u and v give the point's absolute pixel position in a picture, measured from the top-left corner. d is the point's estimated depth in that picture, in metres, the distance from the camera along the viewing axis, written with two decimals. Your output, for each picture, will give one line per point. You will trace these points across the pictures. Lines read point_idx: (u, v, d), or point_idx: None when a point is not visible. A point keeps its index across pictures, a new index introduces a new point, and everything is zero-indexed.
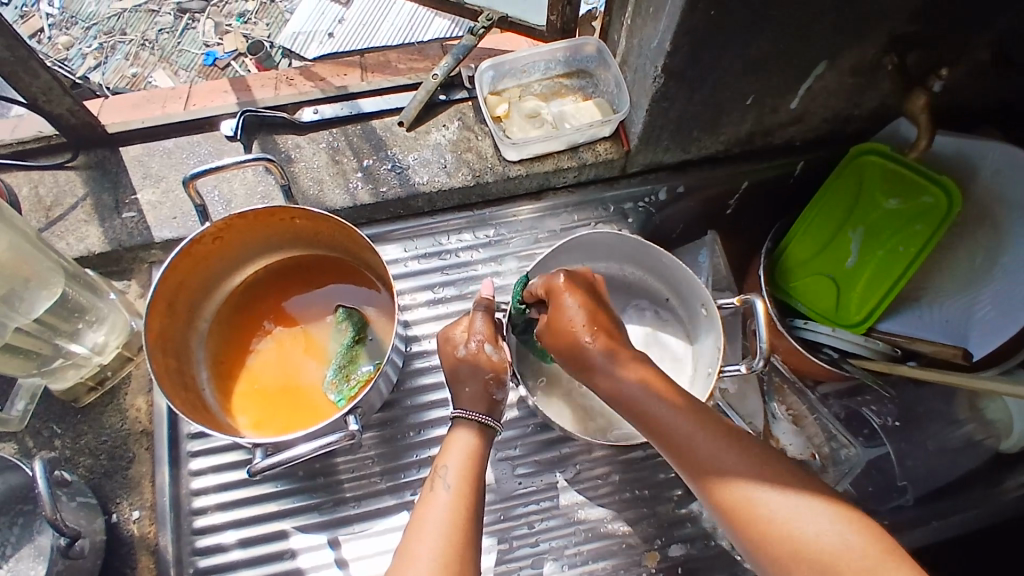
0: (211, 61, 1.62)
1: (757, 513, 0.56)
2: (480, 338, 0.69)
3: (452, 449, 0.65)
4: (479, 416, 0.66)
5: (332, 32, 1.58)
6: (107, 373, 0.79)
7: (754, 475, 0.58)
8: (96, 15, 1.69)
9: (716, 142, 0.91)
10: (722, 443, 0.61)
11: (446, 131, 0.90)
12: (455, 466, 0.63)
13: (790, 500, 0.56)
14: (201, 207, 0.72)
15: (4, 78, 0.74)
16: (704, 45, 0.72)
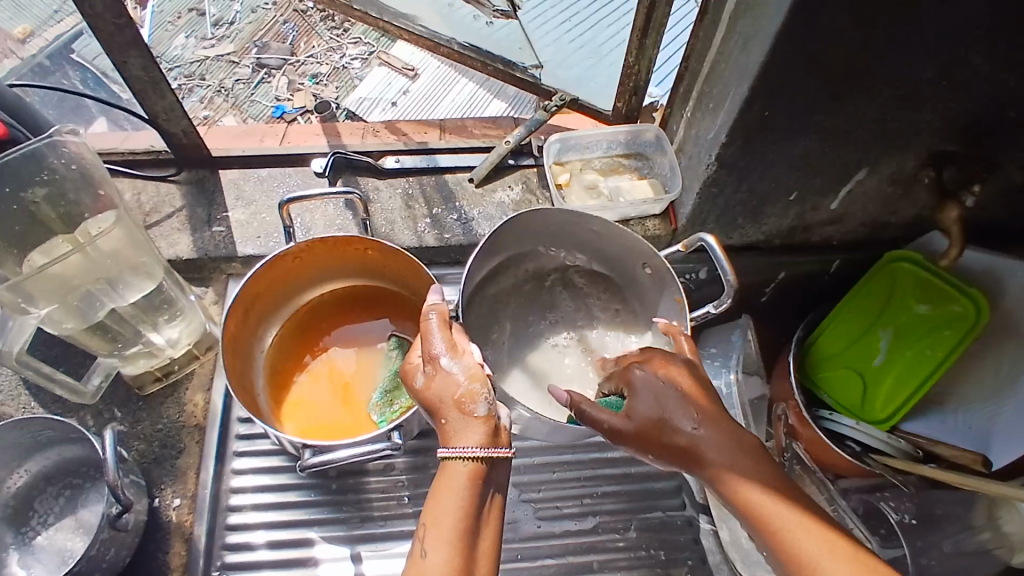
0: (278, 114, 1.60)
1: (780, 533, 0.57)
2: (437, 355, 0.62)
3: (437, 500, 0.57)
4: (470, 449, 0.58)
5: (395, 103, 1.60)
6: (174, 367, 0.86)
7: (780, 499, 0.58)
8: (177, 58, 1.71)
9: (757, 231, 0.98)
10: (742, 465, 0.60)
11: (511, 192, 0.99)
12: (448, 504, 0.56)
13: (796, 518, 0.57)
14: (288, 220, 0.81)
15: (137, 97, 0.85)
16: (757, 138, 0.80)
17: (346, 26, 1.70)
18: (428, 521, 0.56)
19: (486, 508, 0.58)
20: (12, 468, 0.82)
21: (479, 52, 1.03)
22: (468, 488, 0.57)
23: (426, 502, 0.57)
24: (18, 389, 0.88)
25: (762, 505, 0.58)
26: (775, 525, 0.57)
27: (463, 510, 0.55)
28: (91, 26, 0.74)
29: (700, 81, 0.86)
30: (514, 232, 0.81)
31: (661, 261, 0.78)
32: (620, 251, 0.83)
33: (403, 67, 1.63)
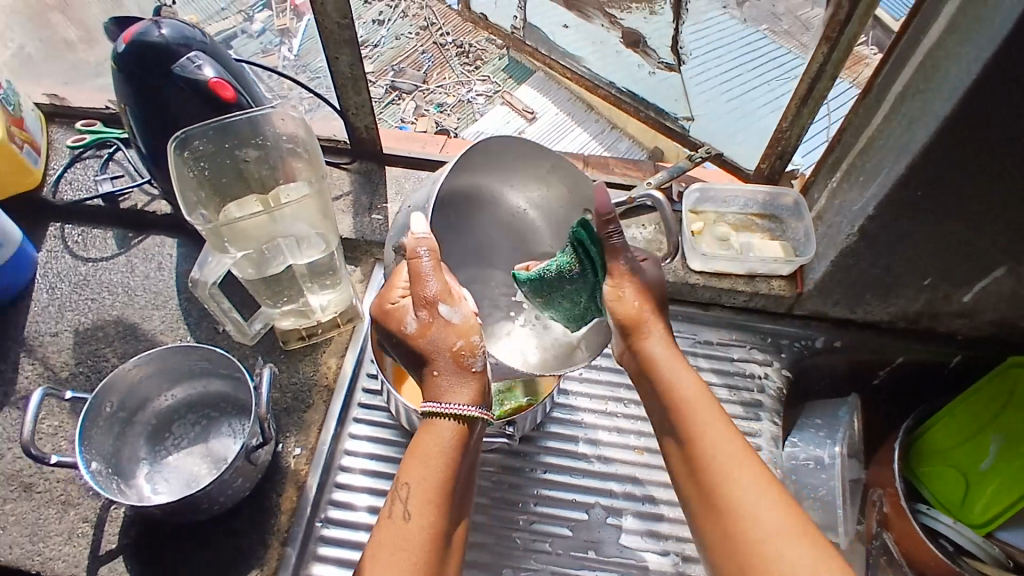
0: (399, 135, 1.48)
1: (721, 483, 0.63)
2: (433, 300, 0.67)
3: (418, 457, 0.65)
4: (463, 406, 0.66)
5: None
6: (317, 330, 0.95)
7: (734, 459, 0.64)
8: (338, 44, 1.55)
9: (882, 310, 0.98)
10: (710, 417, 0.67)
11: (643, 231, 1.04)
12: (423, 471, 0.64)
13: (743, 478, 0.62)
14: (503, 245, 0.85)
15: (337, 89, 0.96)
16: (903, 216, 0.82)
17: (479, 63, 1.57)
18: (408, 479, 0.64)
19: (463, 464, 0.67)
20: (163, 389, 0.89)
21: (635, 98, 1.11)
22: (453, 447, 0.65)
23: (405, 462, 0.66)
24: (181, 322, 0.98)
25: (711, 438, 0.65)
26: (712, 466, 0.64)
27: (448, 469, 0.64)
28: (320, 22, 0.86)
29: (852, 155, 0.89)
30: (474, 158, 0.80)
31: (587, 180, 0.79)
32: (549, 174, 0.83)
33: (523, 108, 1.51)
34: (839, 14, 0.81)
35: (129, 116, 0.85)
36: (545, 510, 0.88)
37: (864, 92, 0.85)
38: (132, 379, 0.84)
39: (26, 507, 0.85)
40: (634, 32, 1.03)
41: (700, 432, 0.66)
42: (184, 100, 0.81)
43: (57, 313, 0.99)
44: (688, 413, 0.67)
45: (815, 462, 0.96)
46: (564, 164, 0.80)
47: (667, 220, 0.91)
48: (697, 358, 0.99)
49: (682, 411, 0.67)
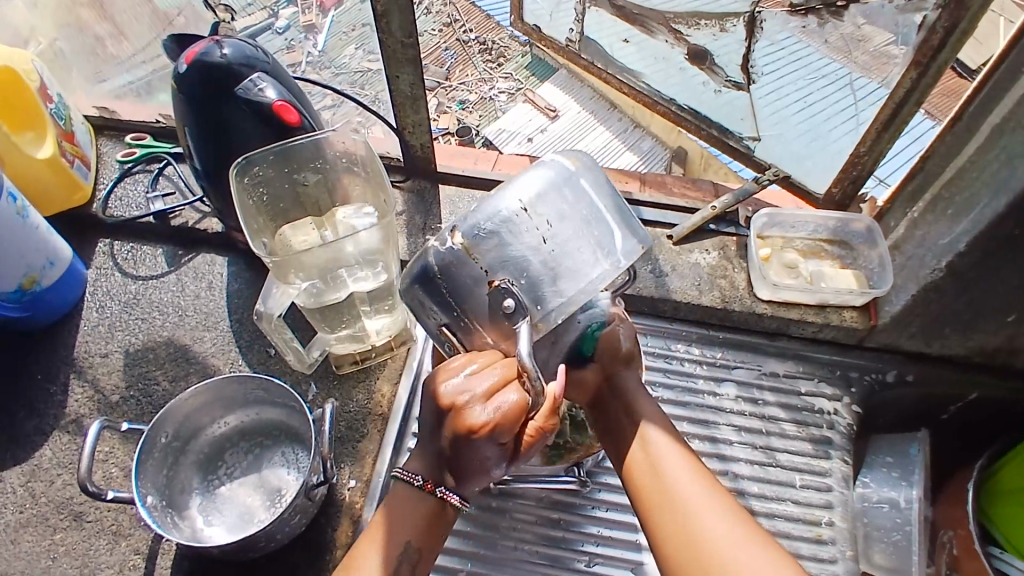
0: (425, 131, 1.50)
1: (683, 517, 0.56)
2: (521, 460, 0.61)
3: (400, 521, 0.60)
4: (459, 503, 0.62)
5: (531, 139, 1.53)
6: (372, 354, 0.92)
7: (700, 493, 0.58)
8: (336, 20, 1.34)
9: (959, 345, 0.94)
10: (675, 455, 0.61)
11: (707, 256, 1.00)
12: (412, 538, 0.60)
13: (708, 512, 0.56)
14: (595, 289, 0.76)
15: (394, 107, 0.94)
16: (997, 255, 0.77)
17: (501, 60, 1.60)
18: (417, 541, 0.60)
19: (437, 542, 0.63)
20: (217, 416, 0.87)
21: (697, 116, 1.08)
22: (437, 531, 0.61)
23: (387, 517, 0.61)
24: (232, 345, 0.96)
25: (685, 485, 0.59)
26: (671, 504, 0.58)
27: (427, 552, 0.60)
28: (383, 40, 0.84)
29: (937, 185, 0.84)
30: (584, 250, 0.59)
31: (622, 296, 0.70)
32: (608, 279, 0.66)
33: (546, 106, 1.56)
34: (932, 39, 0.76)
35: (187, 137, 0.83)
36: (607, 551, 0.84)
37: (953, 121, 0.81)
38: (186, 408, 0.82)
39: (77, 537, 0.83)
40: (700, 48, 0.99)
41: (663, 471, 0.60)
42: (245, 122, 0.78)
43: (107, 334, 0.98)
44: (655, 451, 0.62)
45: (889, 505, 0.92)
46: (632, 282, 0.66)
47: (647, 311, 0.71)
48: (762, 391, 0.95)
49: (655, 468, 0.61)
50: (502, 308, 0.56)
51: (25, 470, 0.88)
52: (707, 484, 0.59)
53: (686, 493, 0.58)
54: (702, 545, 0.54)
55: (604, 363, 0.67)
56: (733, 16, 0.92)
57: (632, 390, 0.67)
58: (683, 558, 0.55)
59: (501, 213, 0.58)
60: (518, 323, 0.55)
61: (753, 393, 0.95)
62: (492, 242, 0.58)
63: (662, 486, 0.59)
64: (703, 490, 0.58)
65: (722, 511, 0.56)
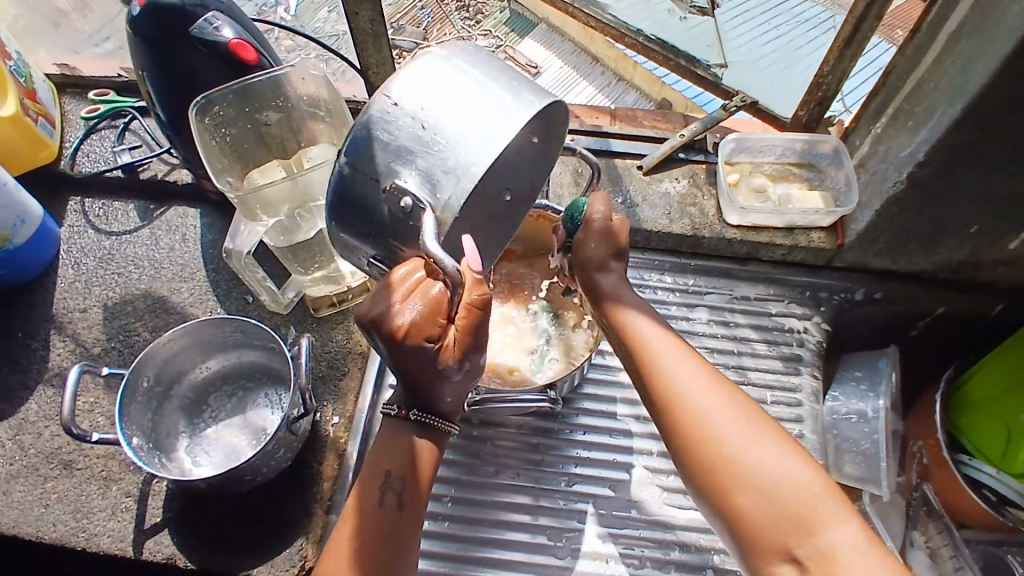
0: None
1: (681, 399, 0.65)
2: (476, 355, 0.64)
3: (389, 454, 0.66)
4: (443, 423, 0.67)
5: None
6: (348, 295, 0.92)
7: (697, 378, 0.66)
8: None
9: (925, 261, 0.96)
10: (670, 346, 0.69)
11: (676, 184, 1.01)
12: (398, 464, 0.65)
13: (705, 394, 0.64)
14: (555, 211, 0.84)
15: (357, 46, 0.93)
16: (956, 166, 0.79)
17: (479, 17, 1.50)
18: (395, 468, 0.65)
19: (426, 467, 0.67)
20: (198, 360, 0.88)
21: (665, 46, 1.04)
22: (417, 456, 0.66)
23: (375, 455, 0.67)
24: (210, 294, 0.97)
25: (680, 372, 0.66)
26: (669, 390, 0.65)
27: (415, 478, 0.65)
28: None
29: (898, 99, 0.85)
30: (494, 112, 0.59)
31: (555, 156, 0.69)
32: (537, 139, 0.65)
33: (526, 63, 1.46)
34: None
35: (146, 83, 0.82)
36: (586, 471, 0.87)
37: (913, 32, 0.81)
38: (167, 353, 0.84)
39: (69, 484, 0.85)
40: None
41: (659, 361, 0.68)
42: (203, 63, 0.78)
43: (85, 290, 0.98)
44: (650, 344, 0.69)
45: (857, 416, 0.95)
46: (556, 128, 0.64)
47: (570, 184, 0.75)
48: (734, 315, 0.97)
49: (652, 359, 0.68)
50: (402, 208, 0.56)
51: (12, 424, 0.89)
52: (704, 374, 0.66)
53: (681, 383, 0.65)
54: (703, 424, 0.63)
55: (589, 263, 0.75)
56: None
57: (622, 291, 0.74)
58: (686, 436, 0.63)
59: (380, 112, 0.57)
60: (417, 215, 0.55)
61: (725, 317, 0.97)
62: (390, 140, 0.57)
63: (660, 374, 0.67)
64: (700, 376, 0.66)
65: (720, 393, 0.65)
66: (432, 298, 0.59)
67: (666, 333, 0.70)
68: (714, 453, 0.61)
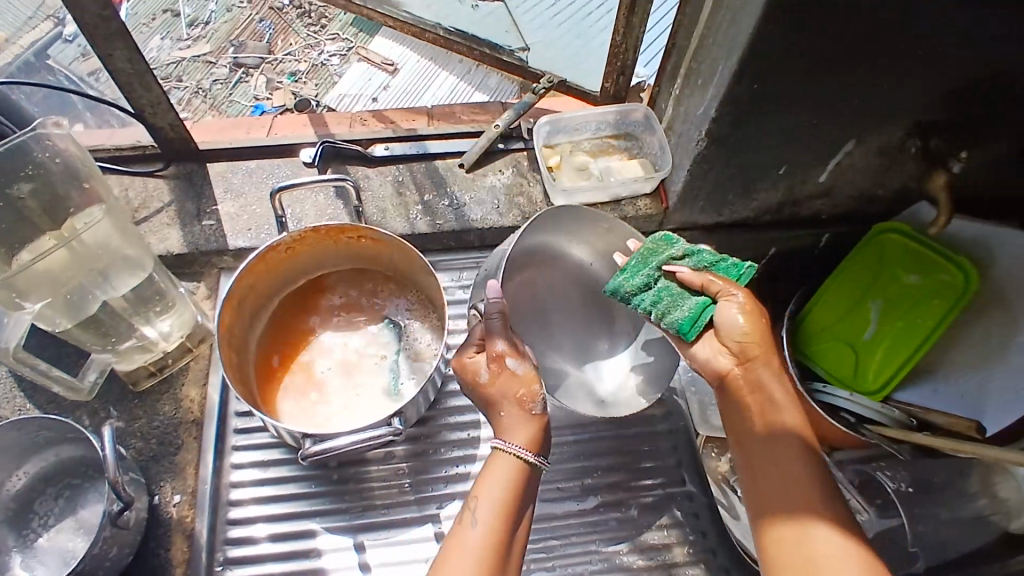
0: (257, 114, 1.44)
1: (797, 527, 0.57)
2: (500, 355, 0.70)
3: (492, 472, 0.67)
4: (524, 453, 0.68)
5: (376, 98, 1.43)
6: (167, 361, 0.85)
7: (810, 497, 0.58)
8: (156, 60, 1.52)
9: (747, 208, 0.98)
10: (809, 471, 0.60)
11: (501, 176, 0.98)
12: (490, 487, 0.66)
13: (822, 527, 0.56)
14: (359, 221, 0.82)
15: (120, 88, 0.83)
16: (748, 116, 0.80)
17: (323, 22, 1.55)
18: (513, 508, 0.65)
19: (527, 506, 0.67)
20: (12, 468, 0.78)
21: (465, 37, 1.03)
22: (512, 480, 0.66)
23: (477, 481, 0.68)
24: (11, 390, 0.86)
25: (798, 480, 0.60)
26: (796, 510, 0.58)
27: (512, 491, 0.65)
28: (73, 15, 0.73)
29: (687, 59, 0.85)
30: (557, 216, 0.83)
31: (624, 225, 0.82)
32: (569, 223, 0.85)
33: (382, 61, 1.46)
34: None
35: None
36: (458, 489, 0.83)
37: None
38: None
39: None
40: None
41: (788, 475, 0.60)
42: None
43: None
44: (773, 440, 0.62)
45: None
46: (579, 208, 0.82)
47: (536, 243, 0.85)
48: None
49: (771, 462, 0.61)
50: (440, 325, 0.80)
51: None
52: (841, 526, 0.56)
53: (813, 509, 0.57)
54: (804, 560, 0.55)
55: (729, 327, 0.68)
56: None
57: (762, 373, 0.66)
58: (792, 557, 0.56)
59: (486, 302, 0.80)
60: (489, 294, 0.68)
61: None
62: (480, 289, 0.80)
63: (777, 480, 0.60)
64: (819, 501, 0.58)
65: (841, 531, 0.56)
66: (480, 332, 0.71)
67: (803, 435, 0.62)
68: (771, 508, 0.59)
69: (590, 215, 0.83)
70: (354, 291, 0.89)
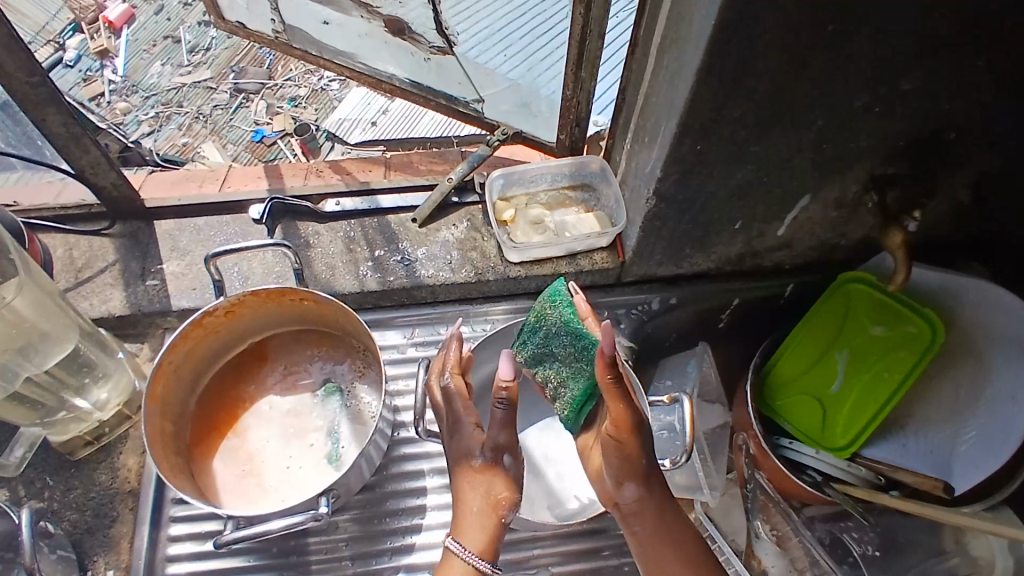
0: (259, 138, 1.81)
1: None
2: (500, 447, 0.66)
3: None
4: (479, 562, 0.63)
5: (375, 121, 1.69)
6: (105, 429, 0.82)
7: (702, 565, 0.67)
8: (156, 87, 1.95)
9: (706, 259, 0.96)
10: (692, 544, 0.67)
11: (455, 230, 0.96)
12: None
13: None
14: (300, 283, 0.80)
15: (58, 151, 0.81)
16: (696, 173, 0.78)
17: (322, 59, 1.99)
18: None
19: None
20: None
21: (423, 89, 1.03)
22: None
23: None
24: None
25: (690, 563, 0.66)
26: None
27: None
28: (4, 86, 0.71)
29: (636, 114, 0.84)
30: None
31: None
32: None
33: None
34: None
35: None
36: (403, 561, 0.80)
37: (631, 48, 0.80)
38: None
39: None
40: (396, 20, 0.93)
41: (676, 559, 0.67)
42: None
43: None
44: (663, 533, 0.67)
45: (668, 430, 0.90)
46: None
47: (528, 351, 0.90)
48: None
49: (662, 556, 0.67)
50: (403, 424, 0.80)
51: None
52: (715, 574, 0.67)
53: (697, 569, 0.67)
54: None
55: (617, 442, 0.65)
56: None
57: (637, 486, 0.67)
58: None
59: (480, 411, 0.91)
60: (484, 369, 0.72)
61: None
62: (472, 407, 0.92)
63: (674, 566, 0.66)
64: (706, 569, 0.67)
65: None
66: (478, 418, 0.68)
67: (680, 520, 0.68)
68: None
69: None
70: (298, 354, 0.88)
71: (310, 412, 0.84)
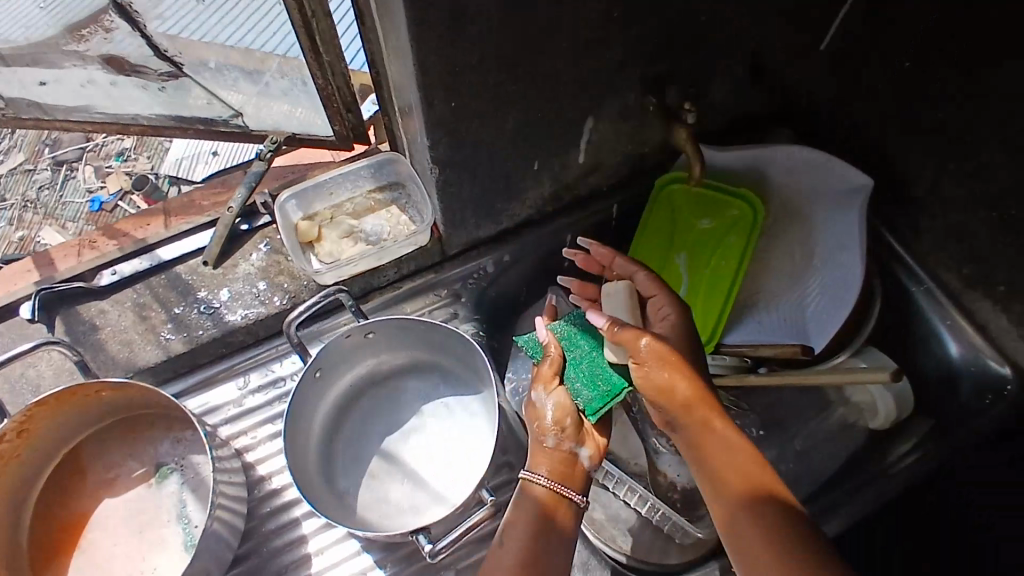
0: (98, 206, 1.83)
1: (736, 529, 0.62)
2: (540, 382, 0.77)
3: (520, 504, 0.72)
4: (564, 488, 0.72)
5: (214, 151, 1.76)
6: None
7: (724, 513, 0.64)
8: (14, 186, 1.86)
9: (523, 206, 0.93)
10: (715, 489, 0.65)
11: (254, 259, 0.88)
12: (522, 535, 0.68)
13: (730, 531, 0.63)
14: (95, 379, 0.71)
15: None
16: (464, 125, 0.73)
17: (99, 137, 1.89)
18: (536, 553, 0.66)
19: (554, 551, 0.68)
20: None
21: (177, 117, 0.93)
22: (538, 519, 0.70)
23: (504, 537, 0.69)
24: None
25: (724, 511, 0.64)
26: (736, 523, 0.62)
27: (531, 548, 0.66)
28: None
29: (392, 86, 0.78)
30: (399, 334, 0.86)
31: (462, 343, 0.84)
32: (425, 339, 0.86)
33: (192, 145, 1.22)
34: None
35: None
36: None
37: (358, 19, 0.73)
38: None
39: None
40: (111, 56, 0.83)
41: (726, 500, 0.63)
42: None
43: None
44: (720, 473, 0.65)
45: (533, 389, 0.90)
46: (429, 328, 0.85)
47: (397, 337, 0.87)
48: (386, 355, 0.89)
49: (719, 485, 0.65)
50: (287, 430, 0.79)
51: None
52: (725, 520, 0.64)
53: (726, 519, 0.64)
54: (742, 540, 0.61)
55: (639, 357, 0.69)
56: (102, 11, 0.77)
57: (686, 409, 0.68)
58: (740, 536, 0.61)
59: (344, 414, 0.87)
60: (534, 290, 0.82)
61: (382, 354, 0.89)
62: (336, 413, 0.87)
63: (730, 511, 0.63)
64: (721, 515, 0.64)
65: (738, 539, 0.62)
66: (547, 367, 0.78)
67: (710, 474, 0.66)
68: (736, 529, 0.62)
69: (439, 335, 0.85)
70: (115, 450, 0.79)
71: (150, 499, 0.76)
